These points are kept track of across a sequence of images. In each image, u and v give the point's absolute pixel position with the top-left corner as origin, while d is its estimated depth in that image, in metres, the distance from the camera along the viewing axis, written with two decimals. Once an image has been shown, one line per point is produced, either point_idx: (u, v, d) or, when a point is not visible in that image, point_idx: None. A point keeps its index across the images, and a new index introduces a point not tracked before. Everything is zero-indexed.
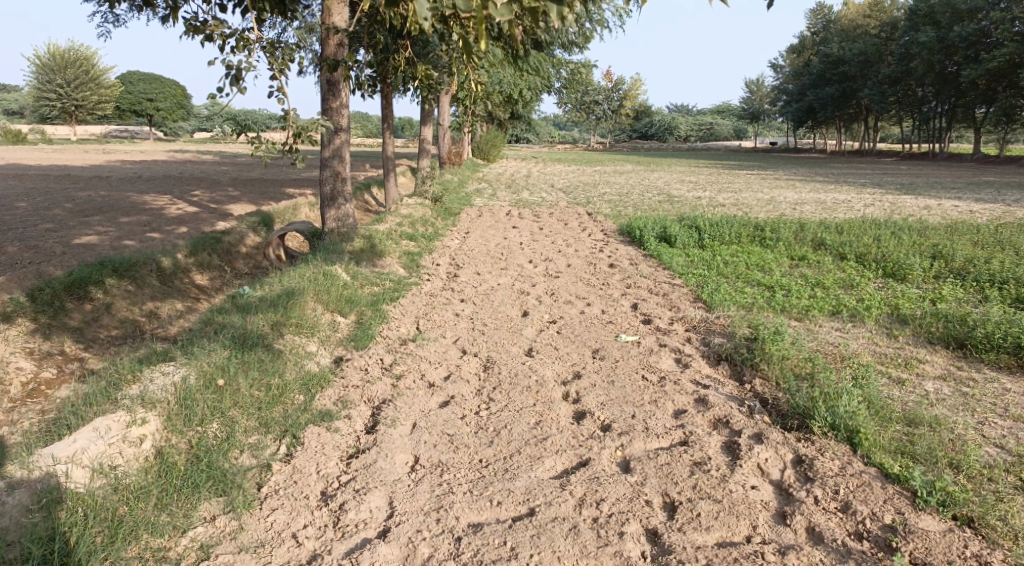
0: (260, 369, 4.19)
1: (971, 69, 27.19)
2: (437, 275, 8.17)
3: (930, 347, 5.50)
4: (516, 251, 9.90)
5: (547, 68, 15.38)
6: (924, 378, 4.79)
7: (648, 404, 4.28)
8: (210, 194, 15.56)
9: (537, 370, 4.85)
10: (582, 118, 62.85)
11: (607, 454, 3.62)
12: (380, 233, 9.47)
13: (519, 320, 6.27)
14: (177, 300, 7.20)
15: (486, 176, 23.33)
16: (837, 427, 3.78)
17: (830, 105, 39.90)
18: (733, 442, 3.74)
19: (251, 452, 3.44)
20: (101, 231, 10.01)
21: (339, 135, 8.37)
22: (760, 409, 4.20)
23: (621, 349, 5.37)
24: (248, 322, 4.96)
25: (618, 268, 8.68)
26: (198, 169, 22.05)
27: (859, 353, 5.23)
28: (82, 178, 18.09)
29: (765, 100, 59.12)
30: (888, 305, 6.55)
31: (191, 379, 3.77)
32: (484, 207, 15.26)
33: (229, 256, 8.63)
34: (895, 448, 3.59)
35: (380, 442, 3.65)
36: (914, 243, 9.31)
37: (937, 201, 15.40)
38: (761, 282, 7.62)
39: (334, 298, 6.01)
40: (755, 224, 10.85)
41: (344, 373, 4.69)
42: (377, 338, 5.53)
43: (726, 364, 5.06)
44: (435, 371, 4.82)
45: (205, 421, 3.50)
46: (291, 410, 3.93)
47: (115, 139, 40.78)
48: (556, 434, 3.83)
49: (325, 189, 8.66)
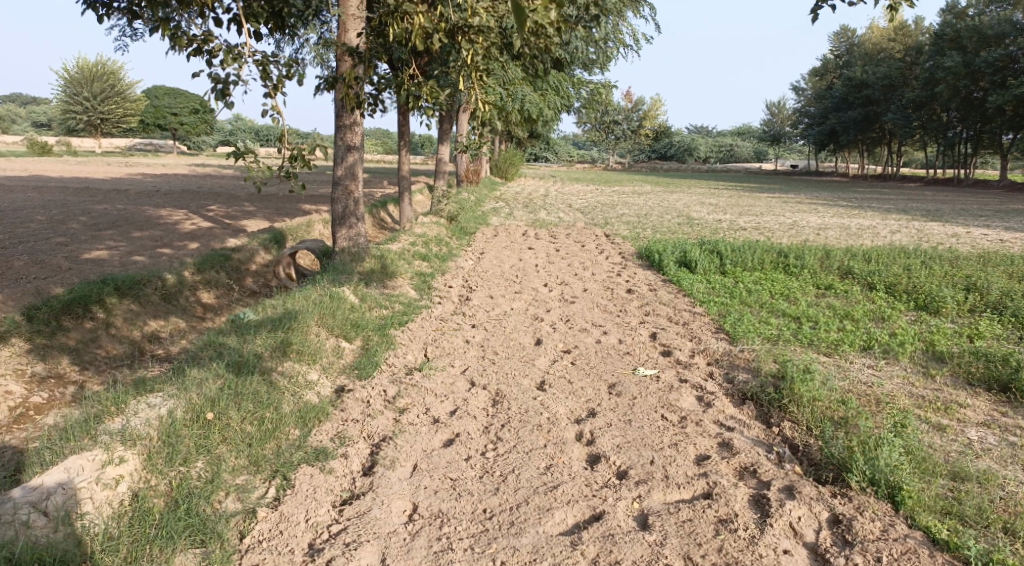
0: (254, 401, 3.96)
1: (999, 95, 26.63)
2: (448, 298, 7.93)
3: (970, 390, 5.09)
4: (531, 274, 9.64)
5: (566, 88, 15.21)
6: (966, 425, 4.38)
7: (668, 448, 3.96)
8: (226, 209, 15.54)
9: (548, 406, 4.55)
10: (601, 138, 62.79)
11: (622, 506, 3.31)
12: (393, 253, 9.26)
13: (531, 349, 5.97)
14: (181, 320, 7.05)
15: (504, 195, 23.20)
16: (877, 482, 3.43)
17: (852, 128, 39.37)
18: (762, 495, 3.42)
19: (236, 496, 3.22)
20: (111, 246, 9.92)
21: (352, 153, 8.27)
22: (790, 457, 3.87)
23: (639, 384, 5.05)
24: (246, 348, 4.72)
25: (636, 294, 8.39)
26: (218, 183, 22.21)
27: (894, 394, 4.86)
28: (101, 191, 18.17)
29: (787, 123, 58.63)
30: (923, 341, 6.15)
31: (178, 412, 3.56)
32: (500, 226, 15.08)
33: (238, 273, 8.49)
34: (941, 508, 3.23)
35: (378, 487, 3.39)
36: (946, 273, 8.89)
37: (965, 228, 14.95)
38: (786, 313, 7.26)
39: (339, 322, 5.80)
40: (779, 250, 10.47)
41: (344, 405, 4.45)
42: (382, 366, 5.29)
43: (751, 404, 4.72)
44: (441, 406, 4.54)
45: (189, 460, 3.30)
46: (284, 448, 3.72)
47: (139, 152, 41.45)
48: (568, 482, 3.53)
49: (337, 208, 8.49)
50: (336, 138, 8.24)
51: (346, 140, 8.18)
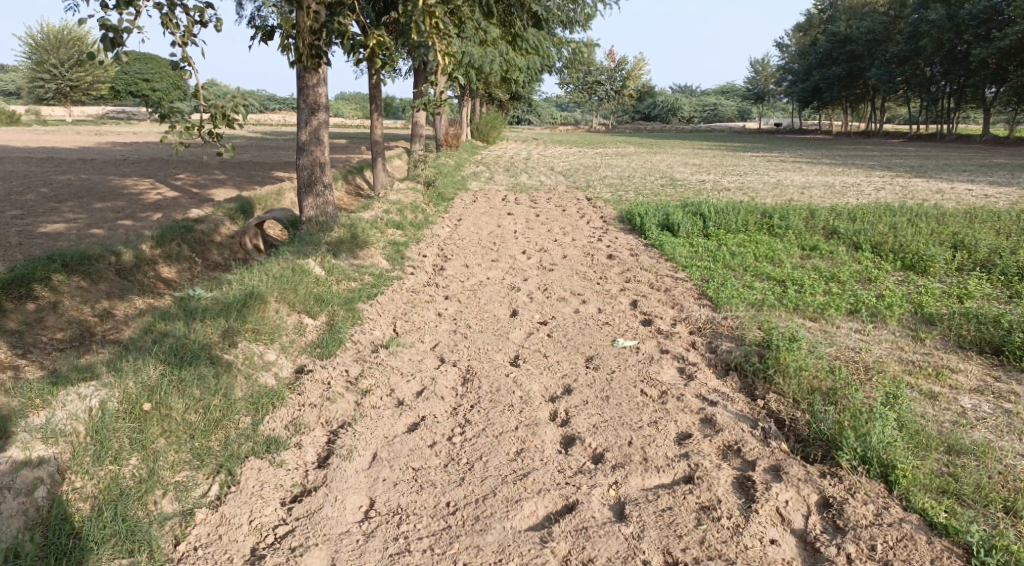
0: (201, 387, 3.76)
1: (982, 48, 26.18)
2: (422, 268, 7.58)
3: (962, 353, 4.86)
4: (510, 240, 9.31)
5: (546, 47, 14.65)
6: (959, 392, 4.15)
7: (648, 427, 3.71)
8: (195, 178, 14.97)
9: (521, 384, 4.28)
10: (584, 99, 61.55)
11: (597, 495, 3.07)
12: (365, 221, 8.85)
13: (506, 321, 5.68)
14: (137, 298, 6.69)
15: (485, 159, 22.62)
16: (868, 461, 3.17)
17: (836, 84, 38.91)
18: (746, 478, 3.18)
19: (174, 495, 3.09)
20: (70, 218, 9.46)
21: (317, 116, 7.83)
22: (776, 433, 3.63)
23: (618, 357, 4.79)
24: (193, 330, 4.37)
25: (617, 260, 8.11)
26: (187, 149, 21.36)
27: (883, 360, 4.63)
28: (65, 161, 17.45)
29: (771, 81, 57.74)
30: (911, 303, 5.93)
31: (111, 404, 3.39)
32: (479, 191, 14.66)
33: (202, 246, 8.08)
34: (938, 486, 2.99)
35: (331, 481, 3.20)
36: (933, 230, 8.66)
37: (949, 184, 14.75)
38: (771, 277, 7.00)
39: (301, 298, 5.45)
40: (763, 210, 10.19)
41: (302, 388, 4.18)
42: (346, 344, 4.98)
43: (735, 374, 4.48)
44: (406, 386, 4.27)
45: (122, 457, 3.15)
46: (232, 438, 3.54)
47: (111, 120, 40.12)
48: (539, 469, 3.27)
49: (302, 174, 8.03)
50: (299, 100, 7.81)
51: (310, 102, 7.76)
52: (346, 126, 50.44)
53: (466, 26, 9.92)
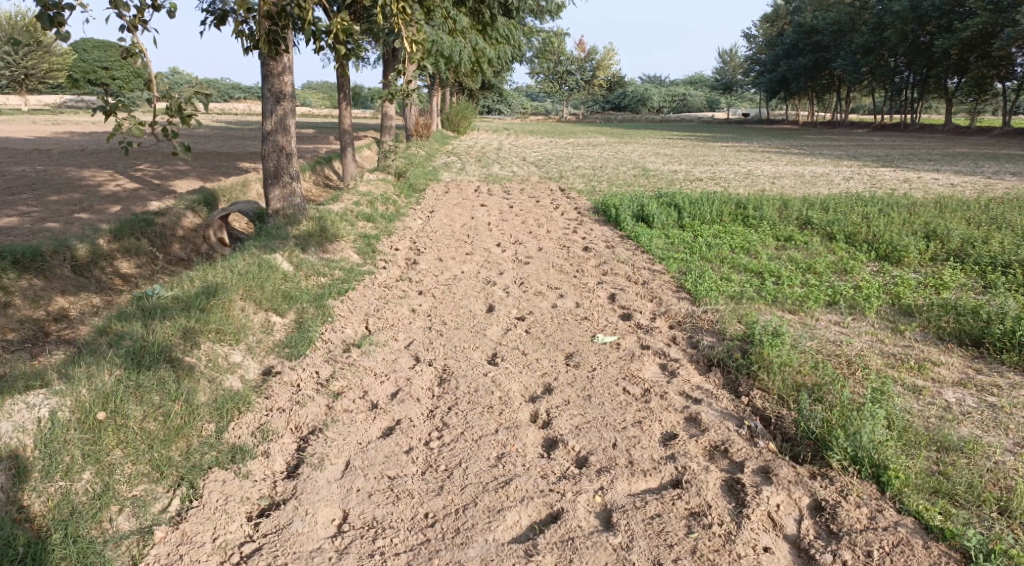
0: (160, 393, 3.51)
1: (944, 39, 26.67)
2: (394, 261, 7.36)
3: (943, 345, 4.86)
4: (484, 232, 9.12)
5: (517, 36, 14.44)
6: (942, 386, 4.13)
7: (632, 428, 3.59)
8: (156, 169, 14.42)
9: (499, 383, 4.12)
10: (555, 89, 61.21)
11: (583, 501, 2.94)
12: (335, 213, 8.56)
13: (482, 317, 5.50)
14: (94, 295, 6.35)
15: (455, 149, 22.29)
16: (859, 461, 3.14)
17: (802, 75, 39.38)
18: (736, 480, 3.10)
19: (131, 511, 2.86)
20: (23, 211, 8.98)
21: (282, 104, 7.51)
22: (762, 431, 3.55)
23: (598, 354, 4.67)
24: (151, 331, 4.09)
25: (594, 252, 7.99)
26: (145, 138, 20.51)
27: (865, 353, 4.60)
28: (17, 151, 16.66)
29: (739, 71, 58.30)
30: (888, 294, 5.93)
31: (62, 413, 3.12)
32: (451, 182, 14.42)
33: (163, 239, 7.72)
34: (929, 486, 2.98)
35: (301, 494, 3.01)
36: (904, 219, 8.74)
37: (916, 173, 14.99)
38: (748, 269, 6.95)
39: (268, 295, 5.19)
40: (737, 200, 10.17)
41: (269, 391, 3.96)
42: (317, 343, 4.76)
43: (717, 370, 4.39)
44: (381, 387, 4.08)
45: (74, 471, 2.90)
46: (195, 447, 3.30)
47: (67, 108, 38.67)
48: (521, 475, 3.12)
49: (268, 164, 7.71)
50: (263, 88, 7.49)
51: (274, 90, 7.45)
52: (314, 115, 49.50)
53: (436, 12, 9.67)
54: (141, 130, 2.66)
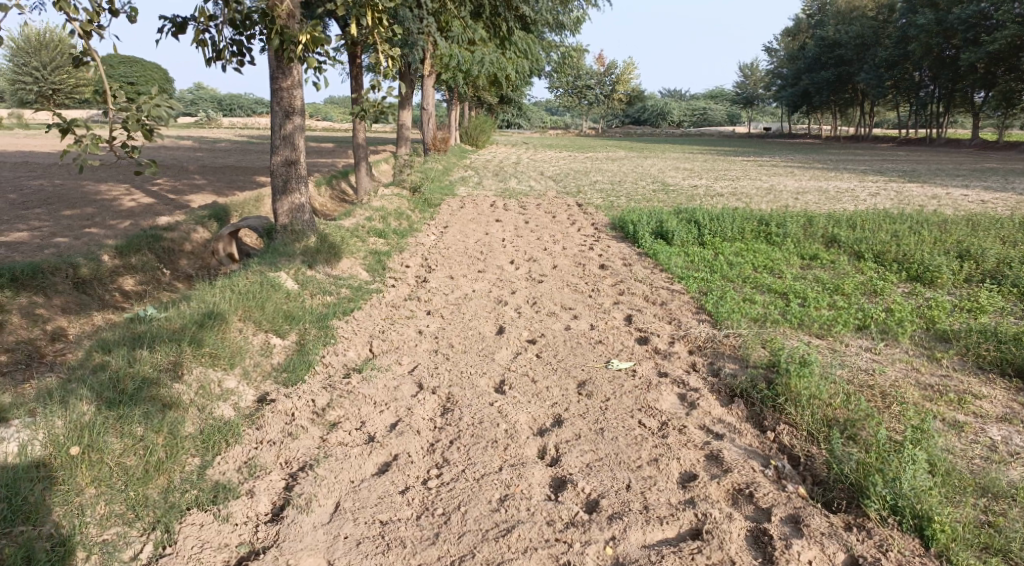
0: (143, 425, 3.31)
1: (971, 53, 26.08)
2: (404, 279, 7.15)
3: (983, 376, 4.51)
4: (497, 249, 8.89)
5: (536, 51, 14.32)
6: (985, 422, 3.79)
7: (648, 467, 3.30)
8: (173, 183, 14.46)
9: (506, 415, 3.86)
10: (574, 103, 61.18)
11: (592, 554, 2.67)
12: (345, 229, 8.40)
13: (491, 340, 5.25)
14: (96, 314, 6.23)
15: (472, 163, 22.20)
16: (900, 511, 2.83)
17: (825, 89, 38.84)
18: (761, 531, 2.81)
19: (99, 558, 2.65)
20: (35, 226, 8.96)
21: (292, 119, 7.38)
22: (791, 472, 3.26)
23: (612, 382, 4.38)
24: (140, 356, 3.90)
25: (610, 270, 7.72)
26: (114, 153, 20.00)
27: (899, 383, 4.27)
28: (41, 165, 16.86)
29: (760, 85, 57.84)
30: (922, 317, 5.58)
31: (34, 448, 2.92)
32: (467, 196, 14.25)
33: (171, 255, 7.62)
34: (980, 542, 2.67)
35: (283, 541, 2.78)
36: (936, 237, 8.34)
37: (944, 189, 14.52)
38: (772, 289, 6.63)
39: (269, 316, 5.00)
40: (760, 216, 9.83)
41: (262, 421, 3.74)
42: (316, 368, 4.54)
43: (741, 401, 4.08)
44: (379, 418, 3.84)
45: (40, 513, 2.69)
46: (175, 484, 3.09)
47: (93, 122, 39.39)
48: (525, 522, 2.86)
49: (277, 179, 7.57)
50: (273, 103, 7.38)
51: (285, 105, 7.34)
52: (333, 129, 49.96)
53: (451, 26, 9.55)
54: (99, 147, 2.48)
